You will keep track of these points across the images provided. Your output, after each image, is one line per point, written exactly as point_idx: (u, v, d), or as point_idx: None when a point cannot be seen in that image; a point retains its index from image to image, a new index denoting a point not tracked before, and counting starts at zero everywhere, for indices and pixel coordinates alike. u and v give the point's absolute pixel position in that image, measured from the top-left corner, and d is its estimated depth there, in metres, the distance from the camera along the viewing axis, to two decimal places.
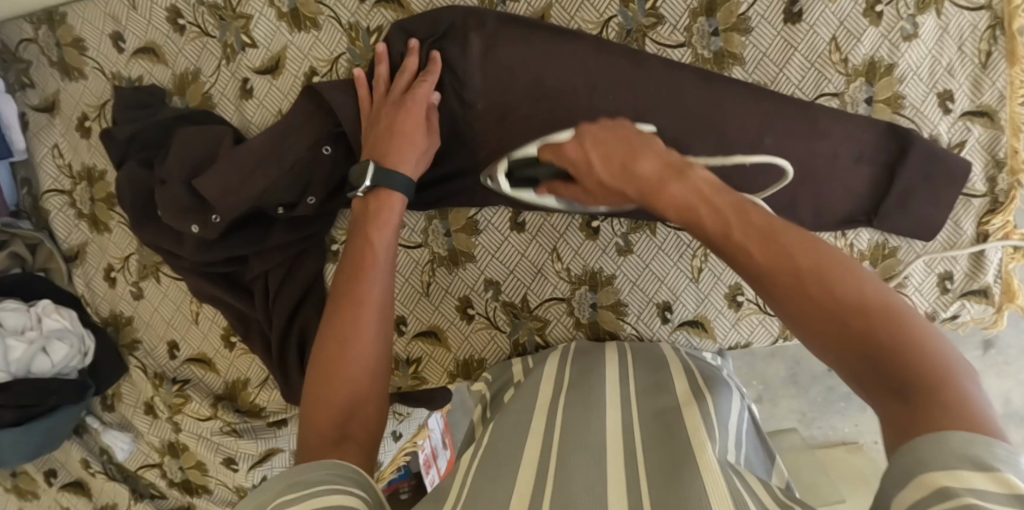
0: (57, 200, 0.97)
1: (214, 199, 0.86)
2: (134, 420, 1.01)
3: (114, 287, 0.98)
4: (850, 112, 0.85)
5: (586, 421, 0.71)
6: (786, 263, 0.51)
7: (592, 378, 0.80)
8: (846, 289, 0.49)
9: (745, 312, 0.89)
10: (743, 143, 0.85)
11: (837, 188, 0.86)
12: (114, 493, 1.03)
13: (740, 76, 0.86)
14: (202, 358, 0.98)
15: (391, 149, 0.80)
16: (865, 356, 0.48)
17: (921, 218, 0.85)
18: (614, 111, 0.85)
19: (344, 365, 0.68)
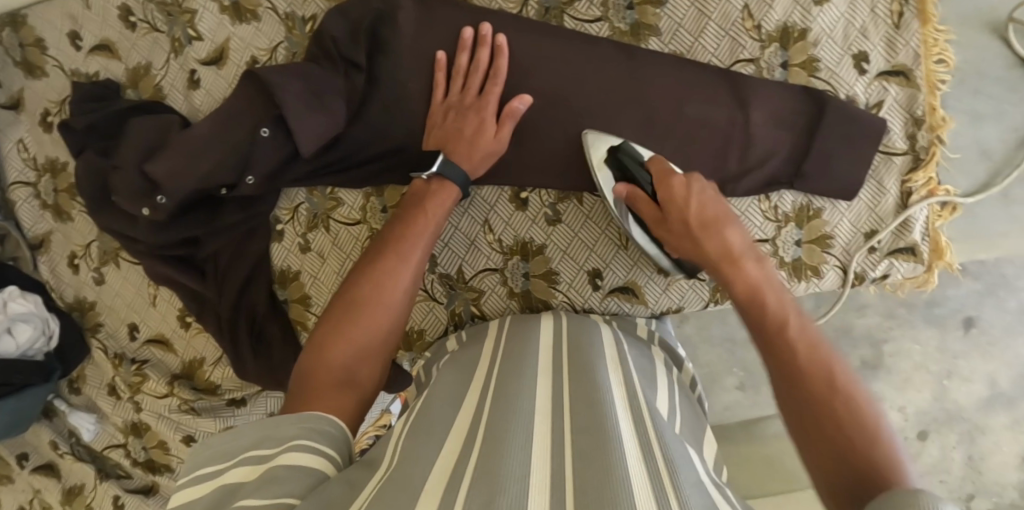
0: (22, 192, 1.03)
1: (162, 180, 0.90)
2: (99, 401, 1.05)
3: (78, 274, 1.03)
4: (767, 77, 0.87)
5: (514, 382, 0.74)
6: (802, 370, 0.63)
7: (528, 347, 0.82)
8: (839, 395, 0.60)
9: (675, 277, 0.91)
10: (664, 112, 0.87)
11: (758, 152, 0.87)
12: (82, 473, 1.07)
13: (656, 46, 0.89)
14: (160, 339, 1.02)
15: (461, 145, 0.87)
16: (831, 445, 0.58)
17: (842, 178, 0.86)
18: (537, 87, 0.88)
19: (368, 310, 0.79)
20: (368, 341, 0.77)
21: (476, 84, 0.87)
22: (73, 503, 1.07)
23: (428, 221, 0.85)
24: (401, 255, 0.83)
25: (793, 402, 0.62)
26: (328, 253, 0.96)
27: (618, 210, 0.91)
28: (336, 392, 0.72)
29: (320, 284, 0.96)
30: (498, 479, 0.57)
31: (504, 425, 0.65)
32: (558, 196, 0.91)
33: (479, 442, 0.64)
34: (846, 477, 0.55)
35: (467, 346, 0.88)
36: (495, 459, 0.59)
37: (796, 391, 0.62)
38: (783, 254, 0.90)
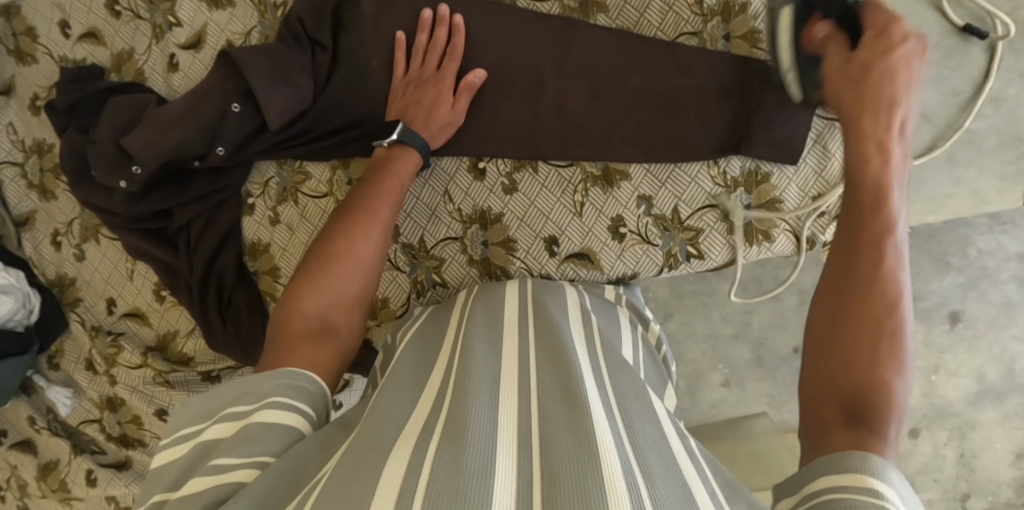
0: (10, 171, 1.08)
1: (136, 151, 0.94)
2: (76, 375, 1.09)
3: (60, 250, 1.08)
4: (710, 48, 0.91)
5: (484, 341, 0.74)
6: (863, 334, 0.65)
7: (498, 309, 0.82)
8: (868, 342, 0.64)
9: (629, 243, 0.93)
10: (612, 82, 0.91)
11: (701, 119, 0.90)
12: (57, 448, 1.10)
13: (604, 23, 0.93)
14: (135, 313, 1.06)
15: (418, 118, 0.90)
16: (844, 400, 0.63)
17: (785, 142, 0.89)
18: (491, 61, 0.92)
19: (341, 265, 0.81)
20: (341, 295, 0.80)
21: (434, 60, 0.91)
22: (48, 477, 1.09)
23: (394, 182, 0.88)
24: (371, 214, 0.85)
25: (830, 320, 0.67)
26: (296, 224, 0.99)
27: (572, 179, 0.94)
28: (311, 343, 0.74)
29: (288, 255, 0.99)
30: (466, 426, 0.57)
31: (469, 375, 0.66)
32: (514, 166, 0.95)
33: (450, 393, 0.65)
34: (840, 417, 0.62)
35: (436, 310, 0.90)
36: (457, 411, 0.60)
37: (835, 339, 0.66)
38: (734, 218, 0.92)
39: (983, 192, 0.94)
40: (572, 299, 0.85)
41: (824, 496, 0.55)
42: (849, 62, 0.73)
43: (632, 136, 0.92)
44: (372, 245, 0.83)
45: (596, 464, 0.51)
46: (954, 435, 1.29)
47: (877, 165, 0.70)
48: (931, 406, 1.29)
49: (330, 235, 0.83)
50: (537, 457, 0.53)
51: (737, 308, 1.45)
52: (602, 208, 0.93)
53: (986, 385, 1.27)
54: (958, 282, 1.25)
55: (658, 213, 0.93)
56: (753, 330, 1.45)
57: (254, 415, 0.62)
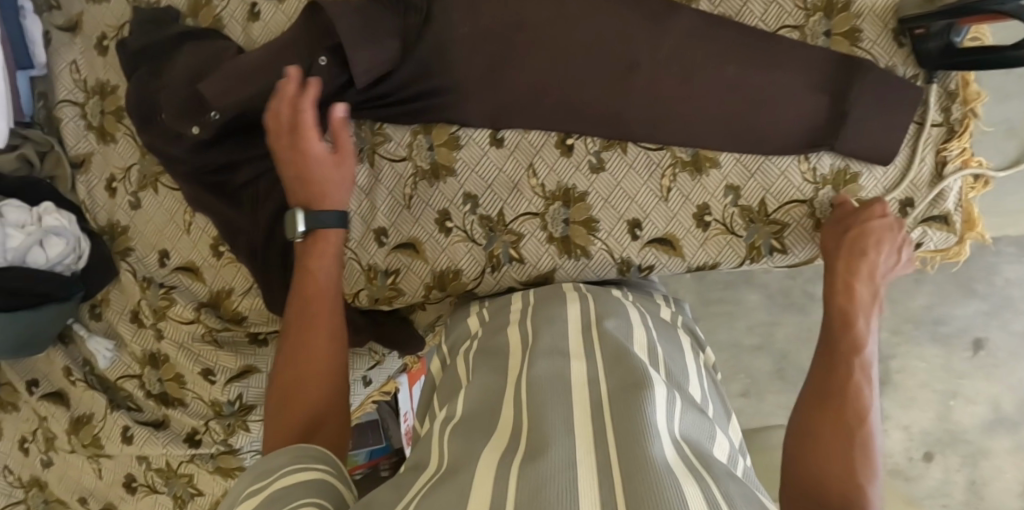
0: (69, 110, 1.04)
1: (213, 98, 0.90)
2: (119, 326, 1.04)
3: (115, 197, 1.04)
4: (810, 44, 0.90)
5: (556, 353, 0.77)
6: (826, 451, 0.76)
7: (563, 313, 0.84)
8: (857, 422, 0.78)
9: (713, 232, 0.92)
10: (710, 68, 0.90)
11: (796, 112, 0.90)
12: (92, 402, 1.05)
13: (706, 8, 0.91)
14: (190, 267, 1.02)
15: (328, 190, 0.89)
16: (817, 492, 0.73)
17: (877, 140, 0.89)
18: (588, 36, 0.90)
19: (307, 386, 0.81)
20: (322, 387, 0.81)
21: (309, 117, 0.88)
22: (80, 432, 1.05)
23: (326, 258, 0.88)
24: (311, 307, 0.86)
25: (806, 417, 0.80)
26: (371, 188, 0.97)
27: (661, 162, 0.92)
28: (304, 434, 0.77)
29: (360, 217, 0.97)
30: (545, 444, 0.61)
31: (546, 390, 0.70)
32: (603, 144, 0.93)
33: (528, 406, 0.69)
34: (812, 504, 0.72)
35: (495, 308, 0.91)
36: (538, 430, 0.64)
37: (825, 420, 0.79)
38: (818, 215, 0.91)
39: None
40: (635, 319, 0.85)
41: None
42: (854, 212, 0.88)
43: (726, 124, 0.90)
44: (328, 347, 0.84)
45: (671, 485, 0.54)
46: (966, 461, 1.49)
47: (860, 326, 0.85)
48: (946, 431, 1.50)
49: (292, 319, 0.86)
50: (603, 469, 0.57)
51: (762, 319, 1.54)
52: (689, 194, 0.92)
53: (1003, 415, 1.46)
54: (982, 309, 1.41)
55: (743, 205, 0.92)
56: (776, 342, 1.54)
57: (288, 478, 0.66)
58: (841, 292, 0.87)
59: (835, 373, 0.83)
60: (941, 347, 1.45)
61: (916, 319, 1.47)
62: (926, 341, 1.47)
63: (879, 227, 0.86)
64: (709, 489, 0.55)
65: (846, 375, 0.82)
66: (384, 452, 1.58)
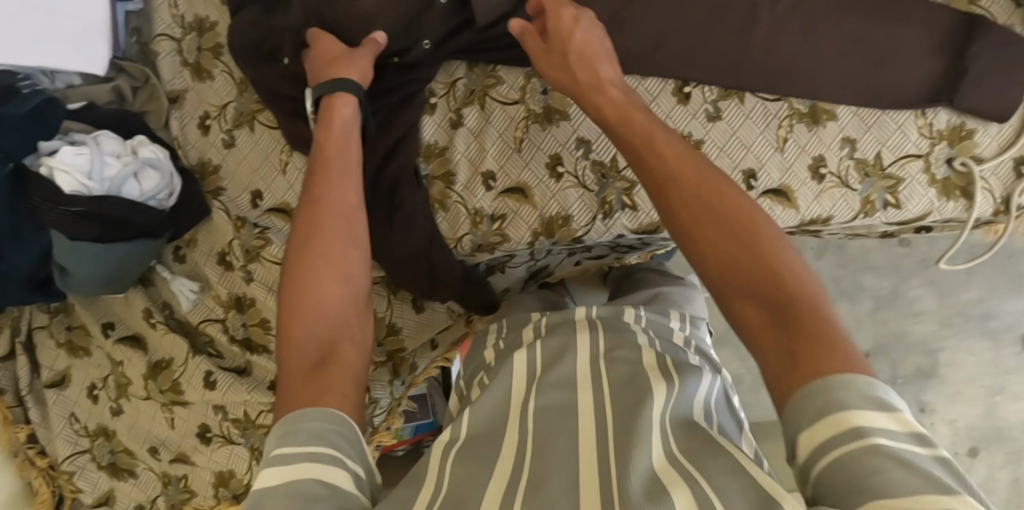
0: (166, 45, 1.01)
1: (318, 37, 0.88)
2: (206, 268, 1.01)
3: (207, 135, 1.01)
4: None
5: (562, 385, 0.76)
6: (757, 280, 0.60)
7: (568, 343, 0.83)
8: (771, 255, 0.61)
9: (828, 185, 0.92)
10: (829, 19, 0.88)
11: (912, 69, 0.88)
12: (172, 347, 1.02)
13: None
14: (284, 208, 0.98)
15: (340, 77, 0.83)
16: (784, 349, 0.57)
17: (996, 98, 0.88)
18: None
19: (310, 298, 0.67)
20: (330, 305, 0.67)
21: (337, 49, 0.86)
22: (159, 377, 1.02)
23: (337, 152, 0.77)
24: (317, 211, 0.72)
25: (703, 246, 0.63)
26: (480, 130, 0.95)
27: (779, 113, 0.92)
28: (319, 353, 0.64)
29: (468, 160, 0.95)
30: (543, 478, 0.64)
31: (553, 417, 0.72)
32: (721, 93, 0.92)
33: (533, 434, 0.71)
34: (779, 343, 0.58)
35: (510, 341, 0.91)
36: (538, 461, 0.66)
37: (722, 235, 0.63)
38: (934, 171, 0.91)
39: None
40: (643, 341, 0.84)
41: (819, 463, 0.52)
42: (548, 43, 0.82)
43: (841, 79, 0.90)
44: (337, 252, 0.69)
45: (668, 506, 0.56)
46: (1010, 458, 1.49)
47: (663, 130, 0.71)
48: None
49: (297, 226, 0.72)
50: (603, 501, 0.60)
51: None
52: (806, 146, 0.91)
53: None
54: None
55: (860, 157, 0.91)
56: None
57: (295, 475, 0.53)
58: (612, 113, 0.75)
59: (698, 187, 0.65)
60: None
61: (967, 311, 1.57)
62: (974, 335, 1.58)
63: (596, 40, 0.80)
64: (703, 486, 0.59)
65: (716, 184, 0.65)
66: (431, 428, 1.36)
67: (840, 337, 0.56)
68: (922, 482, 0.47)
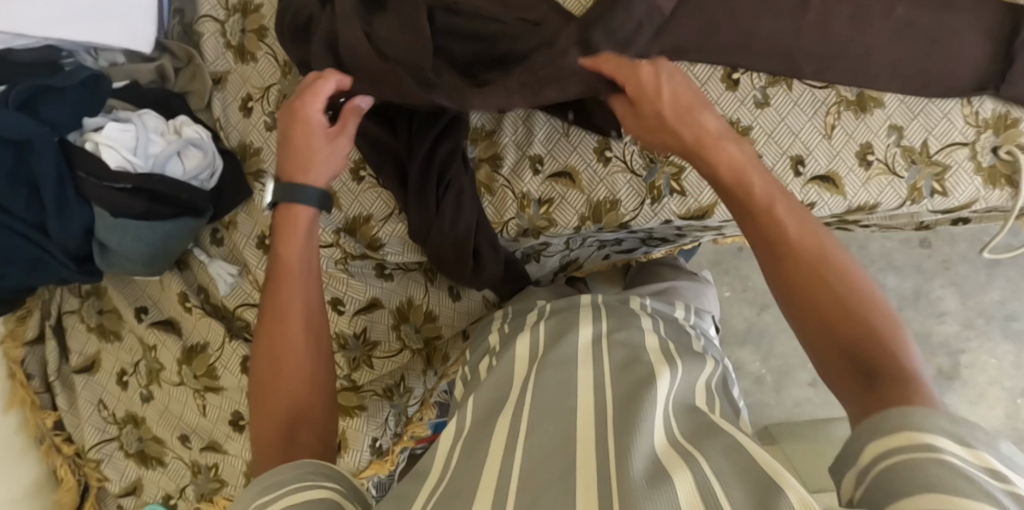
0: (210, 26, 1.01)
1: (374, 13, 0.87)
2: (245, 252, 0.99)
3: (249, 117, 1.00)
4: None
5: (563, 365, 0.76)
6: (838, 313, 0.66)
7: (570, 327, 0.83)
8: (880, 341, 0.64)
9: (875, 172, 0.92)
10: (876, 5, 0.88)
11: (962, 53, 0.89)
12: (207, 330, 1.00)
13: None
14: (327, 191, 0.98)
15: (304, 161, 0.85)
16: (869, 374, 0.63)
17: None
18: None
19: (285, 378, 0.76)
20: (292, 381, 0.76)
21: (319, 120, 0.86)
22: (194, 362, 1.00)
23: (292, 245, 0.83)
24: (283, 301, 0.80)
25: (816, 331, 0.67)
26: (527, 114, 0.95)
27: (826, 100, 0.92)
28: (287, 433, 0.73)
29: (515, 143, 0.95)
30: (549, 464, 0.63)
31: (551, 388, 0.73)
32: (769, 80, 0.93)
33: (526, 415, 0.71)
34: (852, 374, 0.64)
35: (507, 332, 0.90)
36: (532, 436, 0.67)
37: (823, 322, 0.67)
38: (980, 159, 0.92)
39: None
40: (647, 327, 0.84)
41: (876, 469, 0.54)
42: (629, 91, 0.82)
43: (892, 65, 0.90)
44: (303, 336, 0.78)
45: (669, 490, 0.55)
46: None
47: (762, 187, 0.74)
48: (1014, 429, 1.67)
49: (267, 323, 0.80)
50: (600, 475, 0.59)
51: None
52: (853, 132, 0.92)
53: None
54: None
55: (906, 145, 0.92)
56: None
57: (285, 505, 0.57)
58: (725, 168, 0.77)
59: (805, 263, 0.69)
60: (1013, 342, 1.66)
61: (987, 314, 1.66)
62: (998, 337, 1.66)
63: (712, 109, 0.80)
64: (704, 469, 0.57)
65: (787, 230, 0.71)
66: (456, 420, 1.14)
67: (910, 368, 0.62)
68: (948, 474, 0.50)
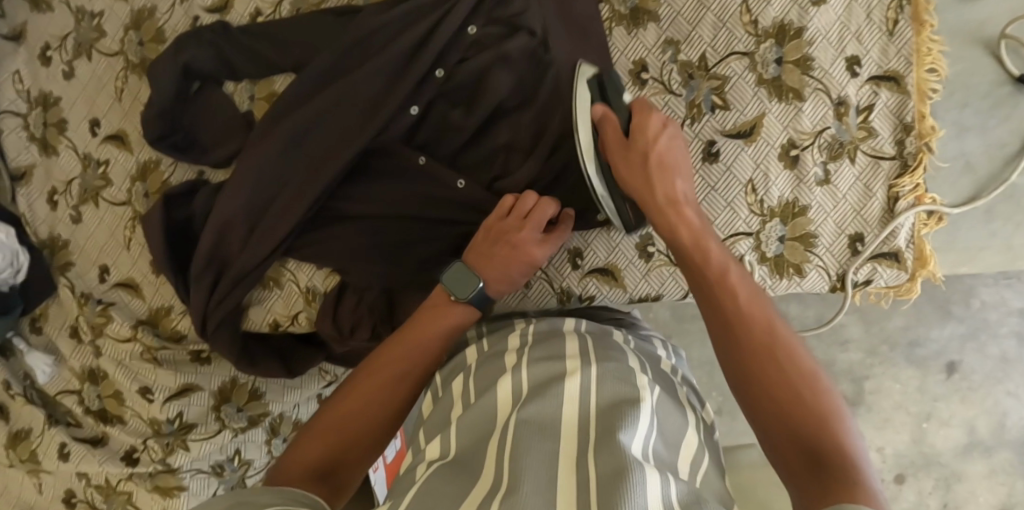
0: (12, 121, 1.03)
1: (216, 146, 0.95)
2: (60, 342, 1.03)
3: (55, 210, 1.02)
4: (743, 75, 0.87)
5: (539, 427, 0.66)
6: (762, 357, 0.64)
7: (557, 369, 0.74)
8: (805, 392, 0.62)
9: (656, 263, 0.90)
10: None
11: (721, 166, 0.88)
12: (30, 416, 1.04)
13: (628, 42, 0.89)
14: (129, 283, 1.00)
15: None
16: (795, 434, 0.60)
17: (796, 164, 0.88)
18: (499, 101, 0.88)
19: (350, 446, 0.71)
20: (360, 409, 0.73)
21: None
22: (18, 447, 1.04)
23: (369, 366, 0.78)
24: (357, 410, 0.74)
25: (754, 402, 0.63)
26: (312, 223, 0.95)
27: None
28: (327, 476, 0.68)
29: (295, 281, 0.96)
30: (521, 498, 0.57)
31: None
32: None
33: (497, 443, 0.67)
34: (800, 459, 0.59)
35: (478, 379, 0.77)
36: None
37: (747, 371, 0.64)
38: (765, 249, 0.89)
39: (1017, 246, 0.90)
40: (635, 364, 0.78)
41: None
42: (631, 138, 0.78)
43: None
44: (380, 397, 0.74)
45: None
46: (939, 485, 1.33)
47: (682, 208, 0.77)
48: (919, 453, 1.34)
49: (645, 190, 0.77)
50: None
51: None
52: (632, 224, 0.89)
53: (976, 438, 1.32)
54: (958, 332, 1.33)
55: None
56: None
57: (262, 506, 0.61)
58: (676, 220, 0.76)
59: (752, 351, 0.65)
60: (913, 369, 1.35)
61: (890, 340, 1.36)
62: (900, 362, 1.35)
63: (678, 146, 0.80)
64: None
65: (730, 278, 0.70)
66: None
67: (835, 415, 0.60)
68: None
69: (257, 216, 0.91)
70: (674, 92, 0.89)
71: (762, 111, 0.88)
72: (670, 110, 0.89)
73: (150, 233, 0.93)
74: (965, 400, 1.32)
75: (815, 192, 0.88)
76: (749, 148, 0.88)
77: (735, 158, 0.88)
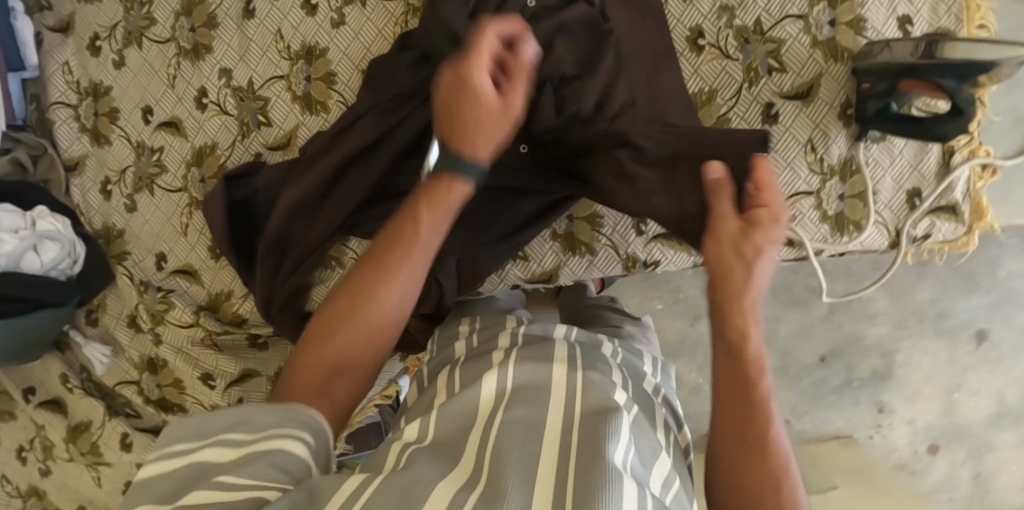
0: (62, 112, 1.03)
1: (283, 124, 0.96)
2: (117, 333, 1.03)
3: (109, 200, 1.02)
4: (801, 36, 0.89)
5: (524, 428, 0.60)
6: (754, 474, 0.62)
7: (543, 376, 0.68)
8: None
9: None
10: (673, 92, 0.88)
11: (781, 128, 0.90)
12: (90, 409, 1.03)
13: (685, 9, 0.91)
14: (188, 269, 1.00)
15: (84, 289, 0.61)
16: None
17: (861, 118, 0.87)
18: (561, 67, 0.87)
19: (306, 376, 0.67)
20: (352, 343, 0.69)
21: None
22: (78, 440, 1.03)
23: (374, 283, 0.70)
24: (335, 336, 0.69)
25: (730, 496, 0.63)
26: None
27: None
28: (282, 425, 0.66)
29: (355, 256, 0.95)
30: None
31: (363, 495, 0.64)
32: None
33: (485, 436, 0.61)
34: None
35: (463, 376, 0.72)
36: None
37: (743, 482, 0.62)
38: (826, 207, 0.91)
39: None
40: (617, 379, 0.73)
41: None
42: (743, 235, 0.65)
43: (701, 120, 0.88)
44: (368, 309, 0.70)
45: None
46: (972, 455, 1.37)
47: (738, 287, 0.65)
48: (952, 424, 1.36)
49: (718, 259, 0.66)
50: None
51: None
52: None
53: (1006, 408, 1.34)
54: (983, 303, 1.29)
55: None
56: None
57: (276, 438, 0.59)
58: (716, 274, 0.66)
59: (758, 463, 0.62)
60: (940, 341, 1.33)
61: (918, 313, 1.33)
62: (929, 335, 1.33)
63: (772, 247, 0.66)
64: None
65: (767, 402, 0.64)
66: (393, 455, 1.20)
67: None
68: None
69: (319, 198, 0.90)
70: (732, 57, 0.90)
71: (820, 71, 0.89)
72: (727, 74, 0.91)
73: (211, 215, 0.93)
74: (994, 371, 1.32)
75: (871, 150, 0.90)
76: (807, 108, 0.90)
77: (794, 119, 0.90)
